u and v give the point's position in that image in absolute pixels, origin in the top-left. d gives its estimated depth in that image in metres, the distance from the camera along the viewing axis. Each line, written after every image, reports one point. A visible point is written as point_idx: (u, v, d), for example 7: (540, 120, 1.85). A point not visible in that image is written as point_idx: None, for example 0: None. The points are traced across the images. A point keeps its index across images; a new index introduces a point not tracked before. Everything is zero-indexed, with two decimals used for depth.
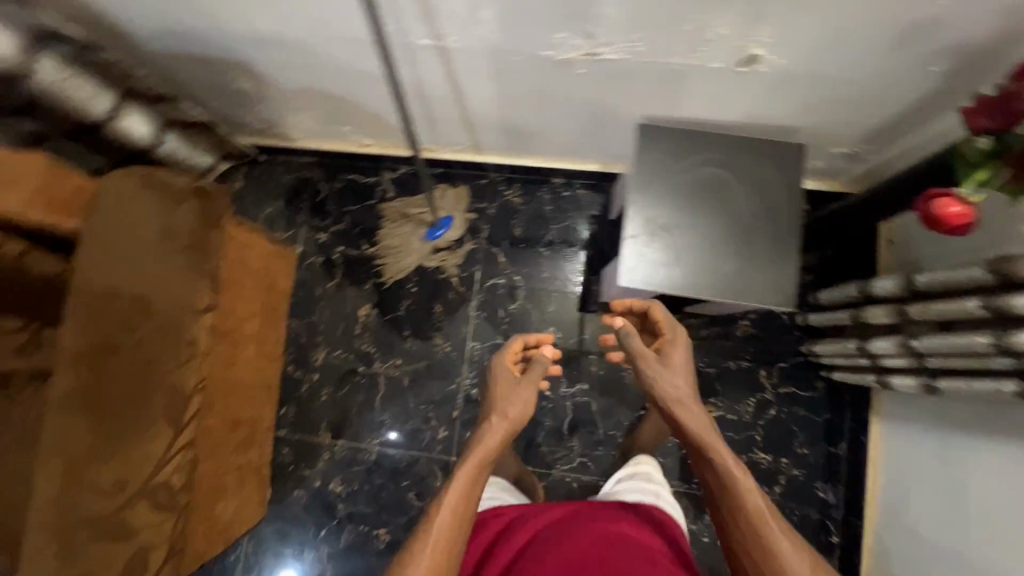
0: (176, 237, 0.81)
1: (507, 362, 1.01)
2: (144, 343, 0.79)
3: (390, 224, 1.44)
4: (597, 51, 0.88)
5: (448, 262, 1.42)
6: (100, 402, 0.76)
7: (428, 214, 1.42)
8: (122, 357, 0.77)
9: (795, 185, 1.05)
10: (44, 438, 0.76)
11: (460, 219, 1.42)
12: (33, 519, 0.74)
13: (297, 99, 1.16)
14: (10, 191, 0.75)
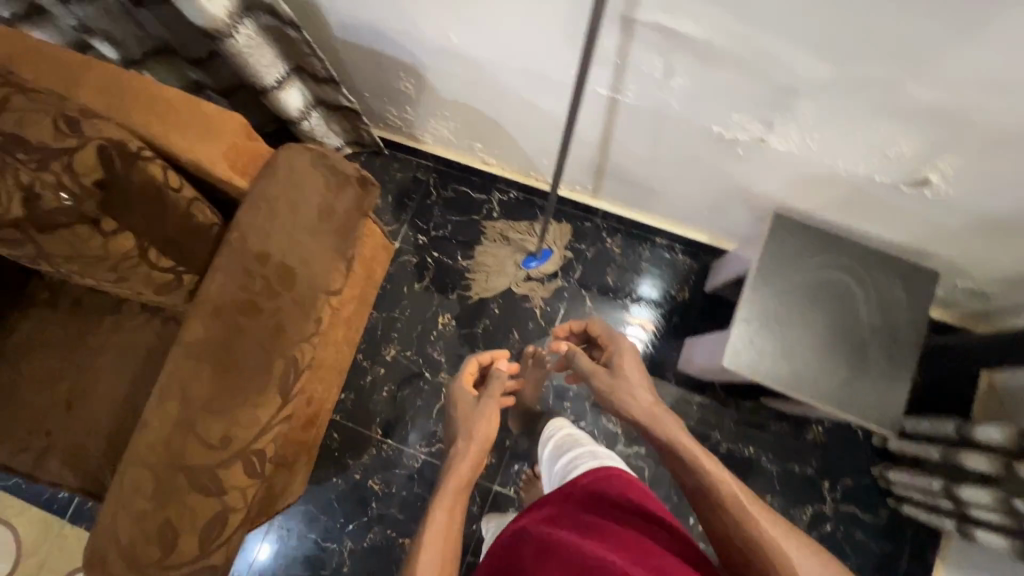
0: (331, 218, 0.84)
1: (466, 387, 1.06)
2: (277, 311, 0.80)
3: (489, 242, 1.47)
4: (767, 139, 0.89)
5: (536, 292, 1.44)
6: (224, 358, 0.78)
7: (528, 242, 1.45)
8: (254, 320, 0.79)
9: (917, 310, 1.04)
10: (165, 380, 0.78)
11: (559, 254, 1.44)
12: (138, 453, 0.76)
13: (447, 110, 1.21)
14: (204, 144, 0.78)
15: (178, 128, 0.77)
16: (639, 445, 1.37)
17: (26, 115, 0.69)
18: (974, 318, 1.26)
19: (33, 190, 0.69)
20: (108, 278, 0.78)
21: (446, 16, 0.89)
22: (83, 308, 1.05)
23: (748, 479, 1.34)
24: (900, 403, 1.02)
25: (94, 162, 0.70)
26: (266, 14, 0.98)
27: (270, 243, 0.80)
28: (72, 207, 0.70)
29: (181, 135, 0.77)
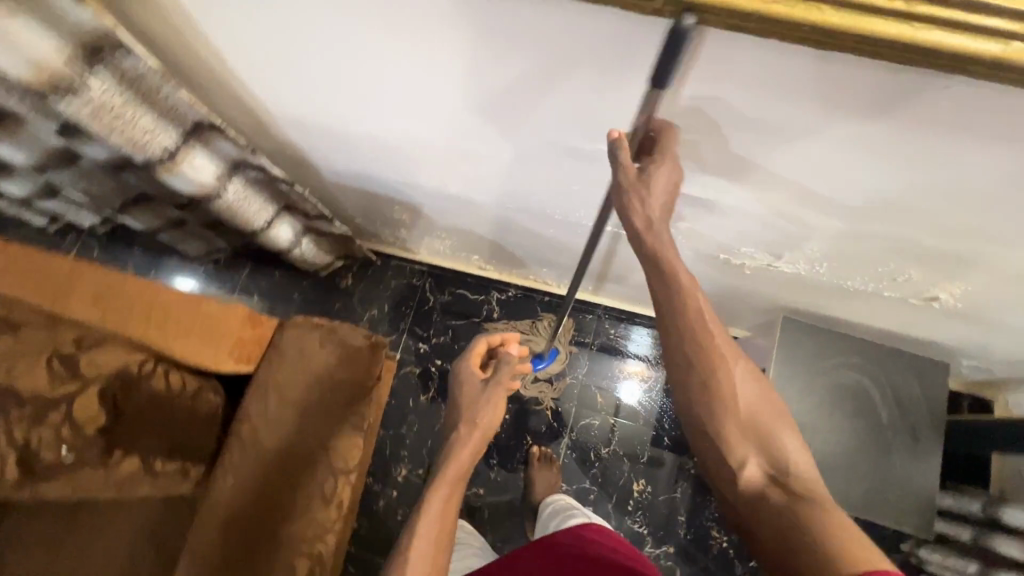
0: (345, 397, 0.82)
1: (472, 367, 0.93)
2: (297, 504, 0.78)
3: None
4: (777, 265, 0.89)
5: (545, 393, 1.42)
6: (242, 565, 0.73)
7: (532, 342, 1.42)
8: (272, 517, 0.76)
9: (935, 405, 1.04)
10: None
11: (566, 352, 1.44)
12: None
13: (443, 233, 1.20)
14: (208, 340, 0.77)
15: (179, 332, 0.75)
16: (668, 544, 1.34)
17: (16, 365, 0.64)
18: (980, 385, 1.27)
19: (29, 448, 0.66)
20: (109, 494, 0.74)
21: (443, 171, 0.87)
22: None
23: None
24: (932, 502, 1.01)
25: (94, 405, 0.69)
26: (254, 170, 0.93)
27: (286, 436, 0.78)
28: (71, 458, 0.68)
29: (184, 339, 0.75)
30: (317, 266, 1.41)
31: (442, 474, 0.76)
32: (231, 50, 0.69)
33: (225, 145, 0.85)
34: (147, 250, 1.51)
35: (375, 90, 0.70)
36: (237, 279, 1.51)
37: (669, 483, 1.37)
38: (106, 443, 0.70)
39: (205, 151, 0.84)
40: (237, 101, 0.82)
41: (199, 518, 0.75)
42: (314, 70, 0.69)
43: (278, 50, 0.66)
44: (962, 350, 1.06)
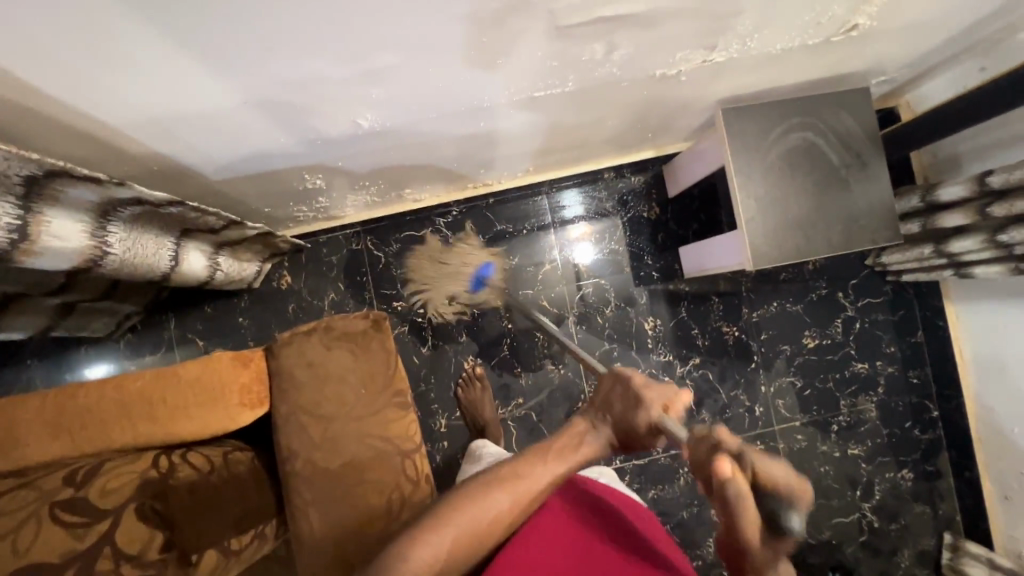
0: (375, 380, 0.76)
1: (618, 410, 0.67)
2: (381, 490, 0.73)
3: (422, 271, 1.38)
4: (712, 57, 0.87)
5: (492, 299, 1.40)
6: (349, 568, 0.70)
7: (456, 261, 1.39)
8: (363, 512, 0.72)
9: (869, 128, 1.12)
10: None
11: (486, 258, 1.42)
12: None
13: (365, 182, 1.08)
14: (204, 403, 0.69)
15: (176, 413, 0.68)
16: (693, 358, 1.46)
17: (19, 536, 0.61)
18: (885, 98, 1.38)
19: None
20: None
21: (343, 106, 0.73)
22: None
23: (786, 327, 1.48)
24: (891, 211, 1.13)
25: (140, 529, 0.66)
26: (130, 206, 0.77)
27: (345, 449, 0.73)
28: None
29: (186, 418, 0.68)
30: (248, 281, 1.27)
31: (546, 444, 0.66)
32: (35, 68, 0.52)
33: (80, 190, 0.67)
34: (45, 355, 1.27)
35: (237, 54, 0.57)
36: (167, 334, 1.32)
37: (673, 308, 1.46)
38: (176, 553, 0.68)
39: (59, 208, 0.67)
40: (68, 130, 0.64)
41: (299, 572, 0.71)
42: (155, 55, 0.54)
43: (94, 42, 0.51)
44: (872, 70, 1.12)
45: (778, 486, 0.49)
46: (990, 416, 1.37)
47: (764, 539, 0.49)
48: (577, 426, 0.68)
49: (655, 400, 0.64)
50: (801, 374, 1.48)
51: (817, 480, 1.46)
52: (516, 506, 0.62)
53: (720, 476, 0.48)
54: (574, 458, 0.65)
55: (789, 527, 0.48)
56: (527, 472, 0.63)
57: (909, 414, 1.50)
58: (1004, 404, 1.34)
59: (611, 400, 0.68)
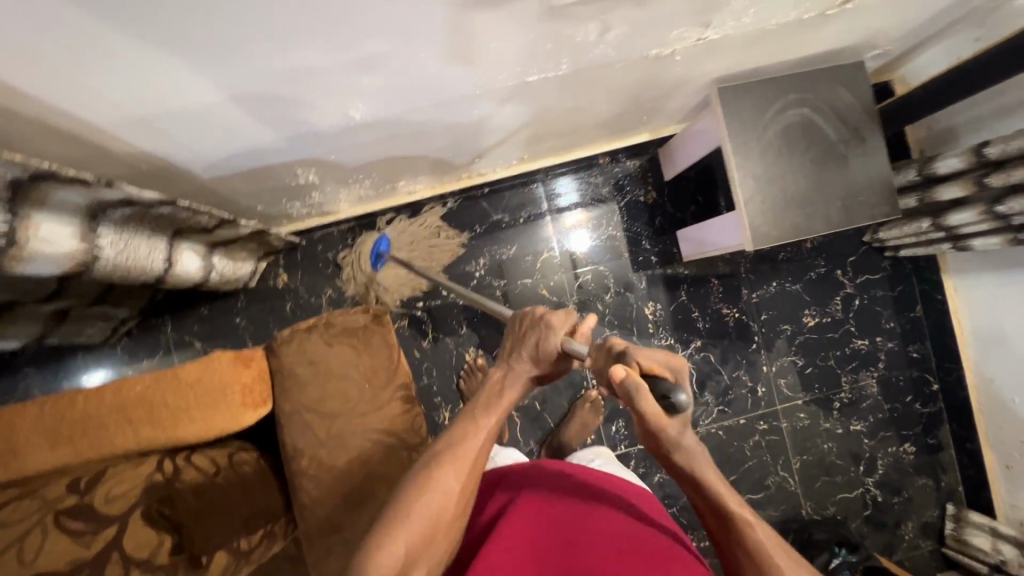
0: (379, 375, 0.75)
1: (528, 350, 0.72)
2: (391, 484, 0.72)
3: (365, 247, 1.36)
4: (706, 34, 0.85)
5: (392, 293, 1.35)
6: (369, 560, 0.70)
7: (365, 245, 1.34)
8: (378, 508, 0.72)
9: (866, 102, 1.12)
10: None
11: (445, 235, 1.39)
12: None
13: (358, 174, 1.06)
14: (204, 406, 0.68)
15: (179, 417, 0.67)
16: (694, 342, 1.46)
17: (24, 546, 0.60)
18: (878, 72, 1.37)
19: None
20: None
21: (337, 97, 0.72)
22: None
23: (786, 307, 1.48)
24: (889, 186, 1.12)
25: (146, 535, 0.65)
26: (119, 207, 0.75)
27: (351, 445, 0.72)
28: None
29: (189, 421, 0.67)
30: (244, 280, 1.25)
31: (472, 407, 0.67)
32: (13, 66, 0.50)
33: (68, 192, 0.66)
34: (41, 363, 1.26)
35: (225, 47, 0.55)
36: (164, 338, 1.31)
37: (672, 292, 1.45)
38: (184, 557, 0.67)
39: (48, 211, 0.65)
40: (49, 129, 0.63)
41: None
42: (138, 49, 0.53)
43: (76, 37, 0.49)
44: (867, 43, 1.11)
45: (661, 371, 0.61)
46: (991, 387, 1.38)
47: (664, 416, 0.61)
48: (493, 374, 0.71)
49: (560, 325, 0.71)
50: (802, 353, 1.48)
51: (821, 457, 1.47)
52: (464, 479, 0.61)
53: (615, 376, 0.60)
54: (499, 407, 0.67)
55: (684, 400, 0.59)
56: (464, 440, 0.63)
57: (909, 387, 1.51)
58: (1004, 375, 1.34)
59: (522, 338, 0.73)
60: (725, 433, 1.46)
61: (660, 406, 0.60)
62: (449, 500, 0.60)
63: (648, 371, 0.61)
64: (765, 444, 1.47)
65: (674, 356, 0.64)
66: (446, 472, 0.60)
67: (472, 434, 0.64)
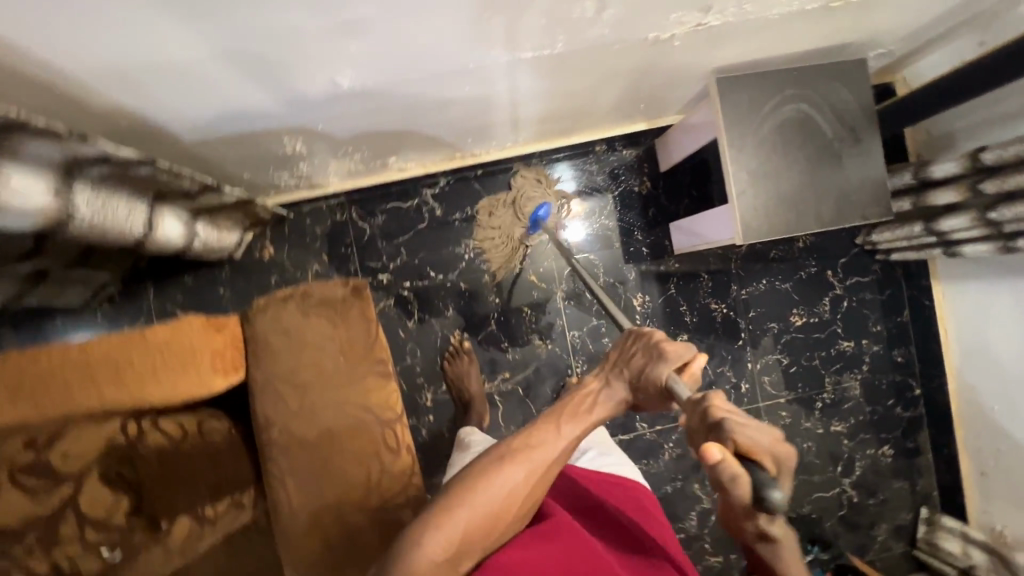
0: (356, 350, 0.73)
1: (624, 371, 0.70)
2: (370, 465, 0.72)
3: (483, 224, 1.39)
4: (706, 20, 0.84)
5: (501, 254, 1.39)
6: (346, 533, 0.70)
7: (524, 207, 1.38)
8: (354, 486, 0.71)
9: (865, 101, 1.10)
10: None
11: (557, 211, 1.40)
12: None
13: (348, 146, 1.04)
14: (176, 370, 0.63)
15: (145, 377, 0.61)
16: (680, 336, 1.45)
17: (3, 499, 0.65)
18: (882, 73, 1.36)
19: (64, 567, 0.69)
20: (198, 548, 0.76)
21: (325, 63, 0.70)
22: None
23: (774, 305, 1.48)
24: (882, 187, 1.11)
25: (104, 498, 0.72)
26: (94, 164, 0.73)
27: (322, 420, 0.71)
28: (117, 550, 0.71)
29: (155, 383, 0.62)
30: (230, 250, 1.24)
31: (557, 412, 0.68)
32: None
33: (42, 145, 0.64)
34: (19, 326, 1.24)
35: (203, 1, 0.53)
36: (146, 305, 1.29)
37: (662, 284, 1.45)
38: (143, 519, 0.74)
39: (21, 164, 0.63)
40: (24, 80, 0.61)
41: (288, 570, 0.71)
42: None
43: None
44: (870, 40, 1.09)
45: (764, 461, 0.50)
46: (972, 394, 1.39)
47: (751, 509, 0.50)
48: (587, 387, 0.71)
49: (675, 356, 0.66)
50: (787, 352, 1.48)
51: (800, 456, 1.48)
52: (532, 478, 0.64)
53: (706, 454, 0.49)
54: (586, 420, 0.68)
55: (780, 498, 0.48)
56: (539, 443, 0.65)
57: (891, 391, 1.51)
58: (987, 382, 1.35)
59: (627, 357, 0.71)
60: None
61: (751, 501, 0.49)
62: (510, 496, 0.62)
63: (744, 455, 0.50)
64: None
65: (785, 441, 0.52)
66: (517, 468, 0.63)
67: (553, 437, 0.66)
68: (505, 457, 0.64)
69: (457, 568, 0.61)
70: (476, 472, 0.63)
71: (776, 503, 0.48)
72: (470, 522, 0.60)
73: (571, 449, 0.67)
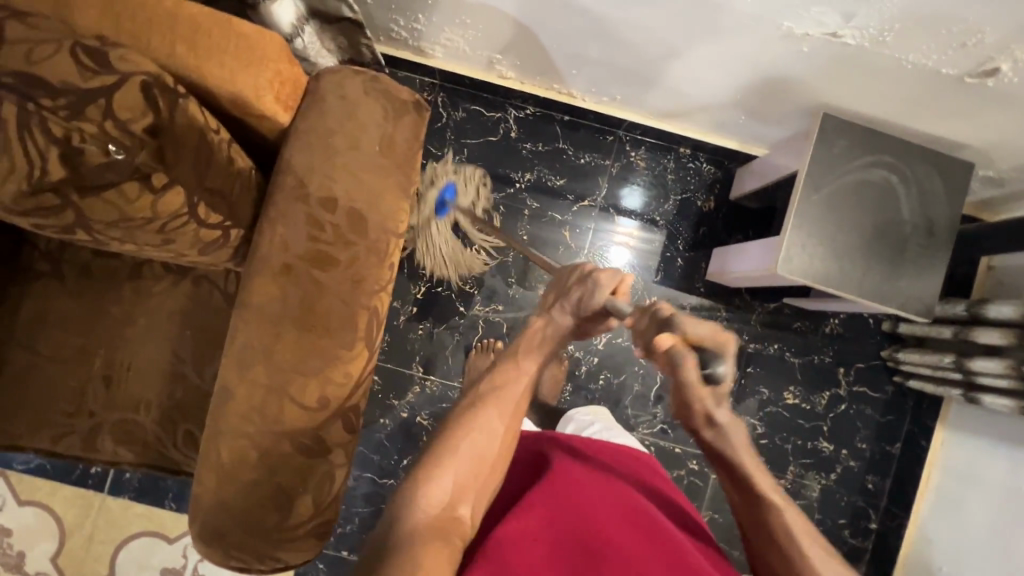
0: (393, 150, 0.75)
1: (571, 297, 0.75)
2: (358, 259, 0.74)
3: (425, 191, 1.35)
4: (841, 33, 0.85)
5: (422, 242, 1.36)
6: (313, 309, 0.72)
7: (428, 192, 1.34)
8: (334, 269, 0.73)
9: (954, 205, 1.09)
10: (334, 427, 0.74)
11: (472, 186, 1.39)
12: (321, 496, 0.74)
13: (468, 16, 1.09)
14: (243, 71, 0.67)
15: (211, 55, 0.66)
16: None
17: (35, 49, 0.58)
18: (981, 206, 1.33)
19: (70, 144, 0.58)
20: (153, 242, 0.70)
21: None
22: (93, 276, 0.92)
23: (774, 373, 1.45)
24: (934, 290, 1.08)
25: (134, 98, 0.59)
26: None
27: (335, 187, 0.72)
28: (122, 155, 0.60)
29: (217, 66, 0.66)
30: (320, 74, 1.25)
31: (516, 347, 0.75)
32: None
33: None
34: None
35: None
36: None
37: (679, 299, 1.44)
38: (154, 150, 0.61)
39: None
40: None
41: (239, 308, 0.72)
42: None
43: None
44: (987, 150, 1.07)
45: (710, 342, 0.60)
46: (926, 549, 1.33)
47: (699, 382, 0.61)
48: (534, 326, 0.76)
49: (608, 283, 0.72)
50: (765, 423, 1.44)
51: (729, 526, 1.43)
52: (506, 420, 0.70)
53: (662, 349, 0.58)
54: (539, 352, 0.75)
55: (723, 369, 0.59)
56: (504, 382, 0.72)
57: (848, 512, 1.44)
58: (947, 543, 1.28)
59: (567, 292, 0.75)
60: (656, 451, 1.42)
61: (698, 376, 0.61)
62: (494, 442, 0.69)
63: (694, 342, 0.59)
64: (685, 483, 1.43)
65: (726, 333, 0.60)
66: (490, 413, 0.70)
67: (514, 374, 0.73)
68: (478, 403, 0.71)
69: (459, 513, 0.64)
70: (461, 421, 0.69)
71: (720, 376, 0.60)
72: (461, 472, 0.65)
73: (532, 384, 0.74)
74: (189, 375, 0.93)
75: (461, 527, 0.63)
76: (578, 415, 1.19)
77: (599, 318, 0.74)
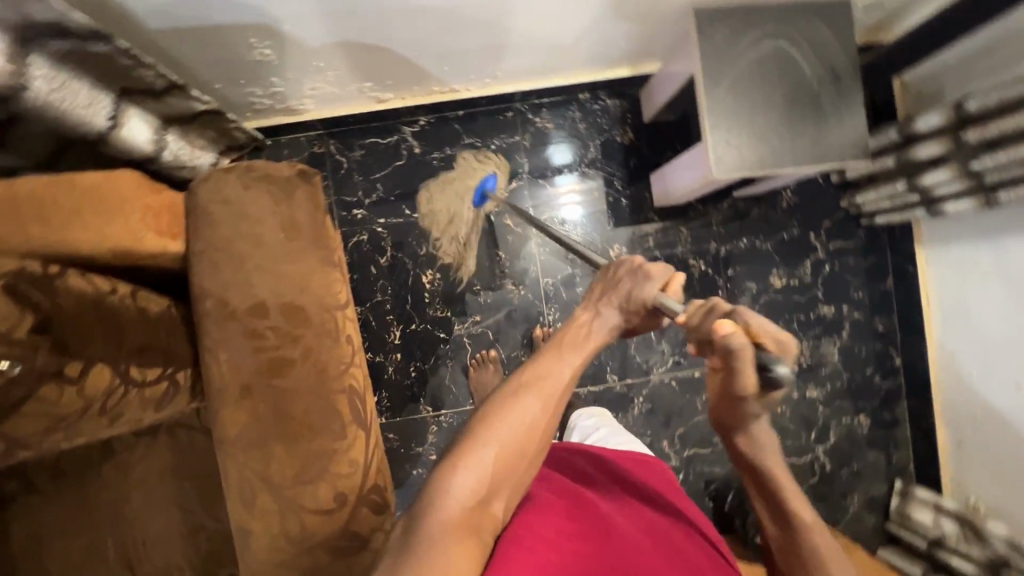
0: (299, 231, 0.71)
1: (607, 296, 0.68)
2: (312, 350, 0.71)
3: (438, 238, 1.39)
4: None
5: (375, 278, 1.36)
6: (291, 418, 0.69)
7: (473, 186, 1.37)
8: (295, 370, 0.70)
9: (848, 44, 1.09)
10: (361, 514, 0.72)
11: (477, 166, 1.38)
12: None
13: (322, 59, 1.04)
14: (113, 220, 0.64)
15: (71, 221, 0.60)
16: None
17: None
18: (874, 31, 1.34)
19: None
20: (103, 428, 0.66)
21: None
22: (67, 473, 0.87)
23: (753, 264, 1.46)
24: (860, 131, 1.09)
25: (7, 305, 0.55)
26: (48, 39, 0.68)
27: (258, 291, 0.69)
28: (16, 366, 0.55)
29: (82, 229, 0.61)
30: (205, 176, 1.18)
31: (557, 342, 0.65)
32: None
33: None
34: None
35: None
36: None
37: (638, 236, 1.43)
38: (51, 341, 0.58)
39: None
40: None
41: (217, 447, 0.69)
42: None
43: None
44: None
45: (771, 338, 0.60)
46: (952, 363, 1.37)
47: (755, 384, 0.57)
48: (580, 317, 0.67)
49: (659, 278, 0.67)
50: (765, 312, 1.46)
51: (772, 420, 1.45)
52: (550, 406, 0.60)
53: (722, 332, 0.55)
54: (586, 348, 0.64)
55: (782, 368, 0.55)
56: (548, 370, 0.62)
57: (870, 359, 1.49)
58: (967, 350, 1.33)
59: (614, 284, 0.68)
60: (679, 385, 1.43)
61: (757, 377, 0.56)
62: (534, 426, 0.59)
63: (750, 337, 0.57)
64: None
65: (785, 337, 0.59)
66: (532, 395, 0.60)
67: (556, 363, 0.62)
68: (522, 388, 0.61)
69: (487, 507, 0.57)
70: (496, 406, 0.60)
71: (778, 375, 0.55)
72: (496, 456, 0.57)
73: (574, 379, 0.63)
74: (206, 522, 0.90)
75: (491, 520, 0.57)
76: (582, 421, 1.19)
77: (648, 313, 0.67)
